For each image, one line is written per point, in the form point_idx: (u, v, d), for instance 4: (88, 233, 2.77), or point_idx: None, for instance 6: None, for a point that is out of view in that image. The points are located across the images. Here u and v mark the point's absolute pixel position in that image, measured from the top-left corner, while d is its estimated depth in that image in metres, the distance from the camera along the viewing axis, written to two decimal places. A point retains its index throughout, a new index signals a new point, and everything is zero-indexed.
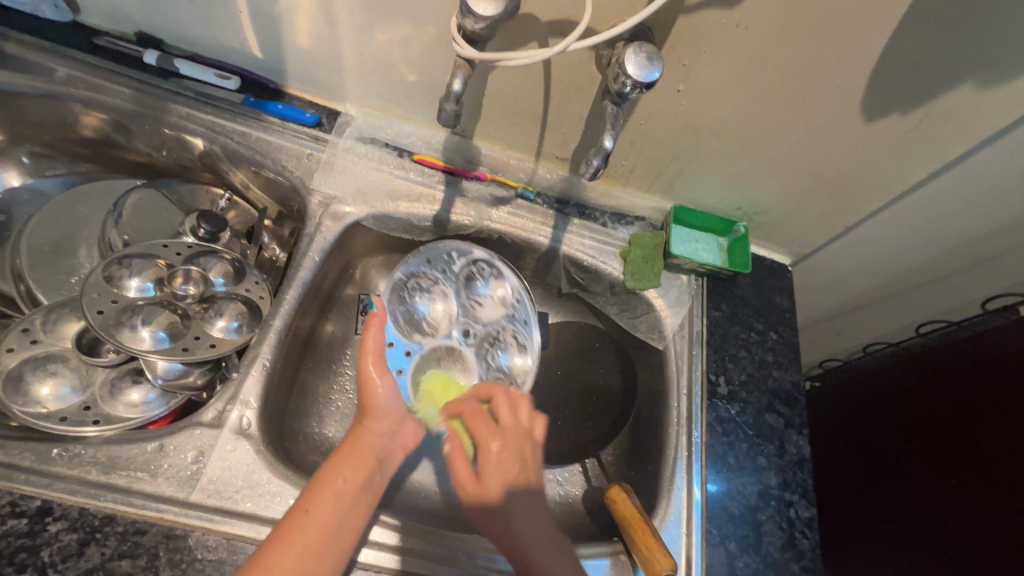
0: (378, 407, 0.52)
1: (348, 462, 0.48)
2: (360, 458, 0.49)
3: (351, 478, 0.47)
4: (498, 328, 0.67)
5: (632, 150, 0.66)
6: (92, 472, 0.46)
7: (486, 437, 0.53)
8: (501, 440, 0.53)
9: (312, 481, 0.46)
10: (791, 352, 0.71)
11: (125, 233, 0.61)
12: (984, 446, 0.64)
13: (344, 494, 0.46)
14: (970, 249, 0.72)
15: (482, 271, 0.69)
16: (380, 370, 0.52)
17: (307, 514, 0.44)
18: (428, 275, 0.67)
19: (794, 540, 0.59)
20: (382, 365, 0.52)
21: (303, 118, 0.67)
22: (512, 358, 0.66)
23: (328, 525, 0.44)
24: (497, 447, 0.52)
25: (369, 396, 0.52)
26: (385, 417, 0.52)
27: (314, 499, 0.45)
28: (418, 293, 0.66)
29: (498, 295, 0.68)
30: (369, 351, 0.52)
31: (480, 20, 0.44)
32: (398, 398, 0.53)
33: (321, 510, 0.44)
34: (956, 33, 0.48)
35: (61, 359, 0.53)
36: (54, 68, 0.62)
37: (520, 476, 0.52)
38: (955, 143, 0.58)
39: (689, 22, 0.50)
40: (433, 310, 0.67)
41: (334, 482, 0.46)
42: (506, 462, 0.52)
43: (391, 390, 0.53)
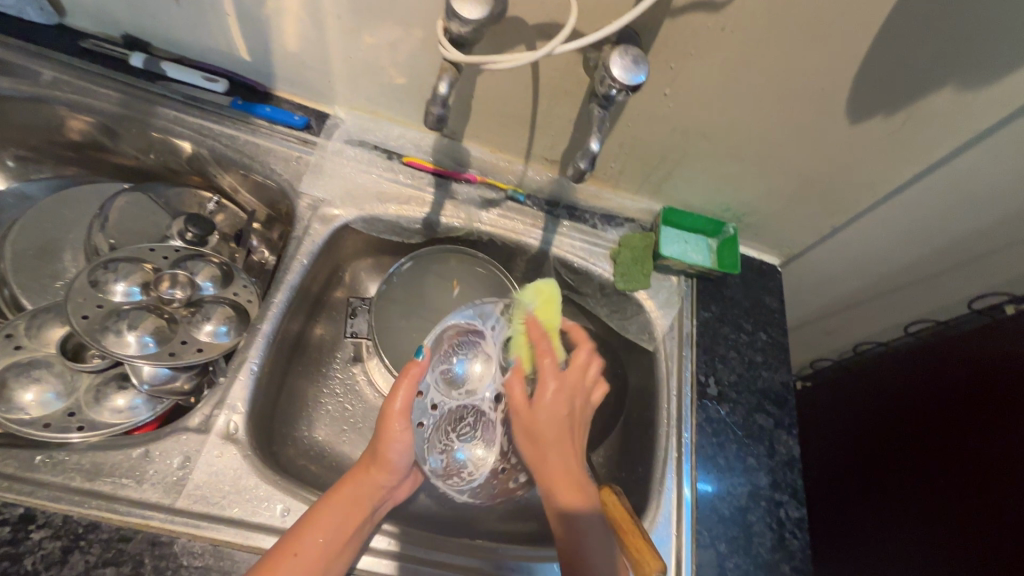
0: (389, 461, 0.52)
1: (343, 507, 0.48)
2: (359, 504, 0.49)
3: (347, 522, 0.48)
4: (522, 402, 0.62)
5: (621, 152, 0.66)
6: (77, 479, 0.46)
7: (547, 375, 0.56)
8: (558, 385, 0.56)
9: (303, 518, 0.47)
10: (781, 352, 0.71)
11: (111, 237, 0.61)
12: (972, 447, 0.64)
13: (338, 538, 0.47)
14: (956, 250, 0.73)
15: None
16: (403, 429, 0.52)
17: (293, 555, 0.44)
18: (475, 328, 0.62)
19: (784, 541, 0.60)
20: (405, 419, 0.53)
21: (291, 121, 0.67)
22: (473, 450, 0.60)
23: (312, 570, 0.44)
24: (553, 389, 0.56)
25: (385, 448, 0.51)
26: (393, 470, 0.53)
27: (303, 538, 0.45)
28: (460, 350, 0.62)
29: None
30: (398, 404, 0.52)
31: (467, 23, 0.44)
32: (410, 455, 0.53)
33: (312, 552, 0.45)
34: (937, 36, 0.48)
35: (45, 364, 0.52)
36: (40, 71, 0.62)
37: (565, 429, 0.55)
38: (939, 145, 0.58)
39: (675, 24, 0.50)
40: (471, 369, 0.62)
41: (327, 524, 0.46)
42: (559, 404, 0.55)
43: (406, 445, 0.53)
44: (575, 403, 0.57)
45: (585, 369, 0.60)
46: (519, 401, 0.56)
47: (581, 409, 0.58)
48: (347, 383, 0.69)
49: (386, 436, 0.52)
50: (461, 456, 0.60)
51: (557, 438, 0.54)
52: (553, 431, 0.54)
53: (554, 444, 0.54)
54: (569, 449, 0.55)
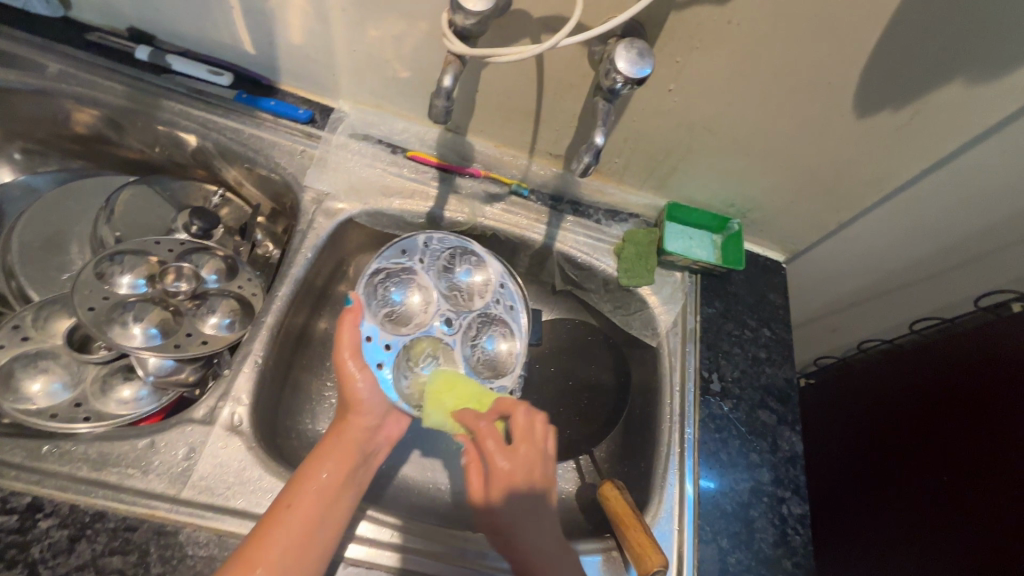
0: (361, 403, 0.53)
1: (330, 456, 0.49)
2: (344, 451, 0.50)
3: (334, 471, 0.48)
4: (478, 317, 0.65)
5: (625, 147, 0.66)
6: (83, 469, 0.46)
7: (494, 455, 0.51)
8: (513, 462, 0.51)
9: (294, 476, 0.48)
10: (785, 349, 0.71)
11: (117, 230, 0.61)
12: (977, 444, 0.64)
13: (328, 488, 0.47)
14: (964, 246, 0.73)
15: (463, 258, 0.67)
16: (358, 368, 0.53)
17: (286, 508, 0.45)
18: (405, 265, 0.64)
19: (786, 537, 0.60)
20: (358, 358, 0.53)
21: (295, 115, 0.67)
22: None
23: (307, 519, 0.45)
24: (506, 466, 0.51)
25: (351, 393, 0.53)
26: (369, 411, 0.53)
27: (295, 493, 0.46)
28: (397, 284, 0.63)
29: (479, 282, 0.67)
30: (346, 345, 0.53)
31: (472, 16, 0.44)
32: (380, 392, 0.54)
33: (304, 503, 0.45)
34: (946, 30, 0.48)
35: (52, 355, 0.53)
36: (46, 64, 0.62)
37: (529, 504, 0.51)
38: (946, 141, 0.58)
39: (681, 17, 0.50)
40: (412, 301, 0.64)
41: (314, 476, 0.47)
42: (512, 483, 0.51)
43: (371, 386, 0.54)
44: (535, 472, 0.52)
45: (532, 430, 0.54)
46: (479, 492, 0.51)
47: (541, 480, 0.52)
48: None
49: (346, 377, 0.53)
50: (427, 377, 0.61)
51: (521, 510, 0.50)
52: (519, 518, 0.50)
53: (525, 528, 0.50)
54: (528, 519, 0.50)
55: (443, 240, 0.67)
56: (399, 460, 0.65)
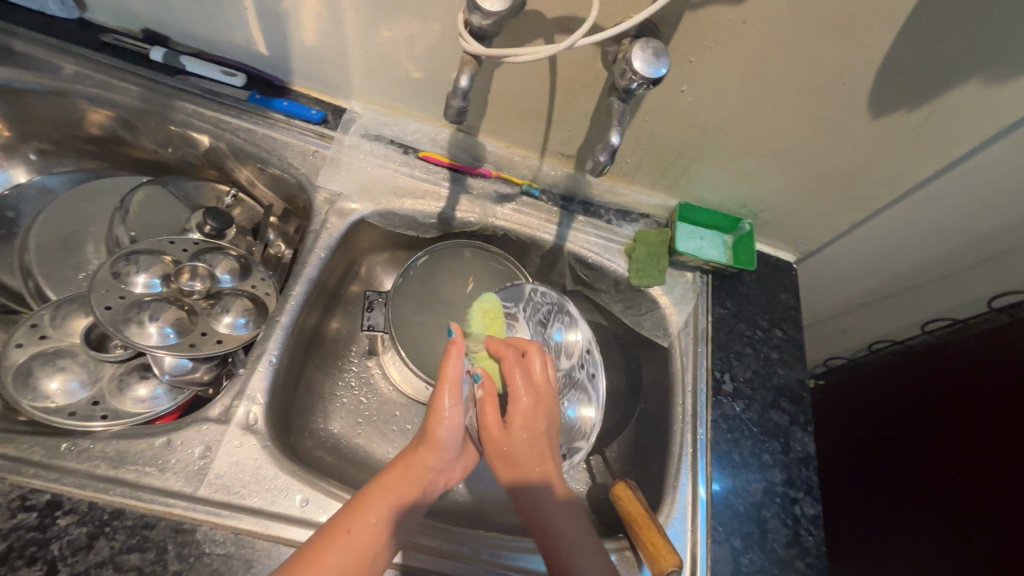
0: (439, 441, 0.50)
1: (395, 486, 0.48)
2: (409, 483, 0.48)
3: (397, 503, 0.47)
4: (563, 377, 0.64)
5: (637, 147, 0.66)
6: (101, 466, 0.47)
7: (519, 390, 0.54)
8: (530, 394, 0.55)
9: (355, 500, 0.46)
10: (797, 349, 0.70)
11: (132, 230, 0.61)
12: (989, 445, 0.64)
13: (388, 519, 0.46)
14: (977, 247, 0.72)
15: (561, 318, 0.66)
16: (453, 407, 0.50)
17: (347, 532, 0.44)
18: (508, 311, 0.65)
19: (799, 538, 0.59)
20: (456, 396, 0.51)
21: (308, 115, 0.67)
22: None
23: (363, 549, 0.43)
24: (528, 404, 0.54)
25: (433, 426, 0.50)
26: (444, 450, 0.51)
27: (356, 517, 0.45)
28: (494, 331, 0.64)
29: (571, 342, 0.65)
30: (448, 379, 0.50)
31: (488, 16, 0.44)
32: (459, 433, 0.52)
33: (363, 530, 0.44)
34: (963, 30, 0.48)
35: (69, 354, 0.53)
36: (62, 65, 0.62)
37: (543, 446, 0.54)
38: (961, 141, 0.57)
39: (696, 17, 0.50)
40: None
41: (377, 505, 0.46)
42: (533, 420, 0.54)
43: (457, 428, 0.51)
44: (549, 405, 0.56)
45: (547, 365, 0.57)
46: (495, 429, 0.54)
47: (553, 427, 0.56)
48: (362, 376, 0.69)
49: (436, 410, 0.50)
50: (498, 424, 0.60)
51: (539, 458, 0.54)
52: (531, 447, 0.54)
53: (531, 455, 0.53)
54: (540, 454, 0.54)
55: (546, 293, 0.67)
56: None
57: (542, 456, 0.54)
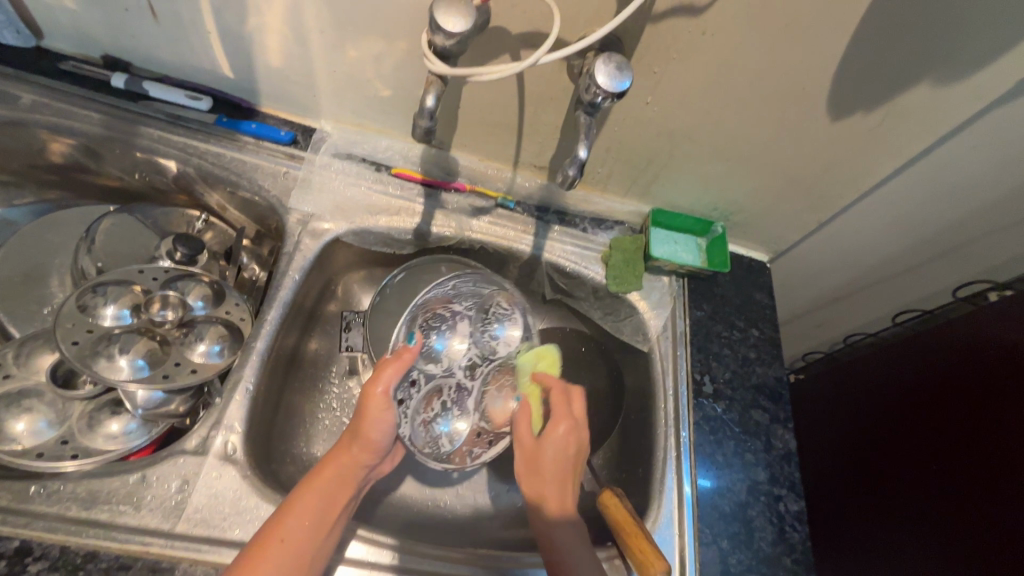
0: (371, 442, 0.51)
1: (326, 486, 0.48)
2: (342, 482, 0.49)
3: (329, 504, 0.47)
4: (501, 367, 0.65)
5: (608, 156, 0.67)
6: (73, 508, 0.45)
7: (557, 419, 0.59)
8: (567, 425, 0.59)
9: (286, 503, 0.47)
10: (773, 348, 0.72)
11: (99, 260, 0.60)
12: (959, 432, 0.66)
13: (322, 521, 0.46)
14: (940, 238, 0.75)
15: (500, 312, 0.66)
16: (386, 410, 0.51)
17: (281, 542, 0.44)
18: (453, 309, 0.64)
19: (785, 534, 0.60)
20: (389, 402, 0.51)
21: (277, 136, 0.67)
22: (455, 423, 0.63)
23: (302, 554, 0.44)
24: (563, 431, 0.58)
25: (365, 428, 0.50)
26: (375, 450, 0.52)
27: (287, 524, 0.45)
28: (437, 326, 0.63)
29: (515, 336, 0.66)
30: (385, 383, 0.51)
31: (451, 36, 0.44)
32: (391, 434, 0.52)
33: (298, 536, 0.45)
34: (909, 36, 0.50)
35: (36, 394, 0.51)
36: (20, 95, 0.61)
37: (568, 482, 0.57)
38: (918, 139, 0.60)
39: (657, 29, 0.51)
40: (449, 346, 0.64)
41: (308, 511, 0.46)
42: (565, 447, 0.58)
43: (389, 427, 0.52)
44: (580, 444, 0.59)
45: (575, 409, 0.61)
46: (528, 442, 0.59)
47: (581, 455, 0.60)
48: (344, 397, 0.68)
49: (368, 410, 0.50)
50: (444, 430, 0.62)
51: (557, 479, 0.57)
52: (556, 473, 0.57)
53: (556, 484, 0.57)
54: (568, 488, 0.57)
55: (483, 284, 0.66)
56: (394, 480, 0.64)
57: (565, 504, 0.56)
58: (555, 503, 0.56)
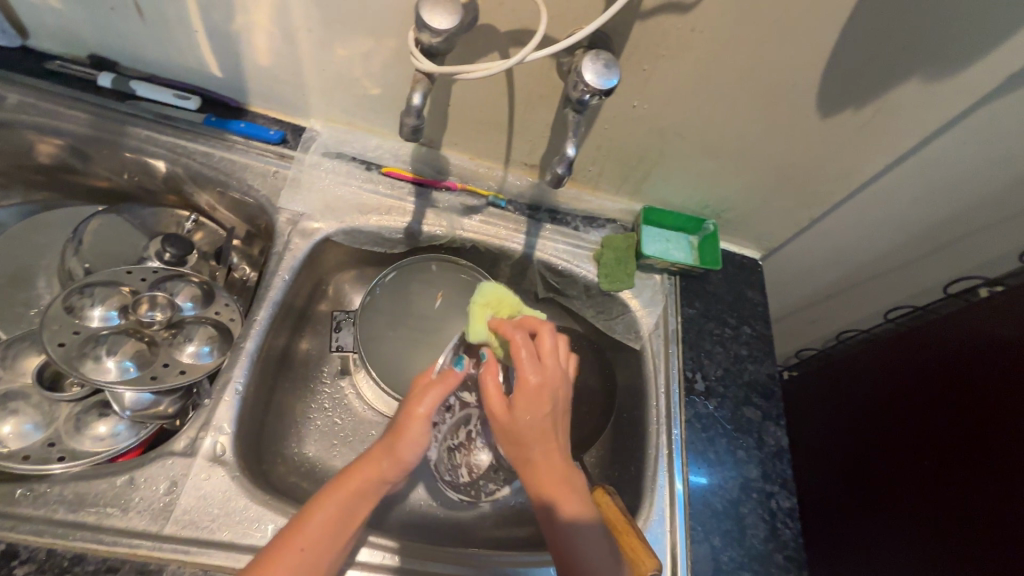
0: (403, 462, 0.49)
1: (348, 501, 0.47)
2: (366, 499, 0.48)
3: (351, 518, 0.47)
4: None
5: (598, 154, 0.67)
6: (59, 511, 0.45)
7: (525, 365, 0.51)
8: (540, 374, 0.52)
9: (305, 510, 0.47)
10: (765, 345, 0.72)
11: (86, 261, 0.60)
12: (950, 428, 0.66)
13: (340, 533, 0.46)
14: (930, 235, 0.75)
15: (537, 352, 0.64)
16: (423, 432, 0.50)
17: (299, 550, 0.44)
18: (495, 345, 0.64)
19: (776, 532, 0.60)
20: (427, 423, 0.50)
21: (266, 135, 0.66)
22: (478, 455, 0.64)
23: (317, 564, 0.44)
24: (536, 381, 0.51)
25: (399, 447, 0.49)
26: (404, 468, 0.50)
27: (306, 532, 0.45)
28: (482, 363, 0.64)
29: None
30: (426, 405, 0.50)
31: (437, 34, 0.44)
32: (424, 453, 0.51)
33: (315, 546, 0.45)
34: (896, 33, 0.50)
35: (22, 396, 0.51)
36: (6, 96, 0.61)
37: (550, 436, 0.51)
38: (907, 136, 0.60)
39: (645, 27, 0.51)
40: (491, 381, 0.65)
41: (330, 522, 0.46)
42: (540, 400, 0.51)
43: (423, 448, 0.50)
44: (558, 389, 0.52)
45: (556, 354, 0.54)
46: (498, 406, 0.52)
47: (564, 402, 0.53)
48: (335, 397, 0.68)
49: (406, 431, 0.49)
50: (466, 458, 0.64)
51: (540, 439, 0.51)
52: (537, 431, 0.51)
53: (539, 443, 0.51)
54: (555, 448, 0.51)
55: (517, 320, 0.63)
56: None
57: (554, 466, 0.51)
58: (546, 471, 0.51)
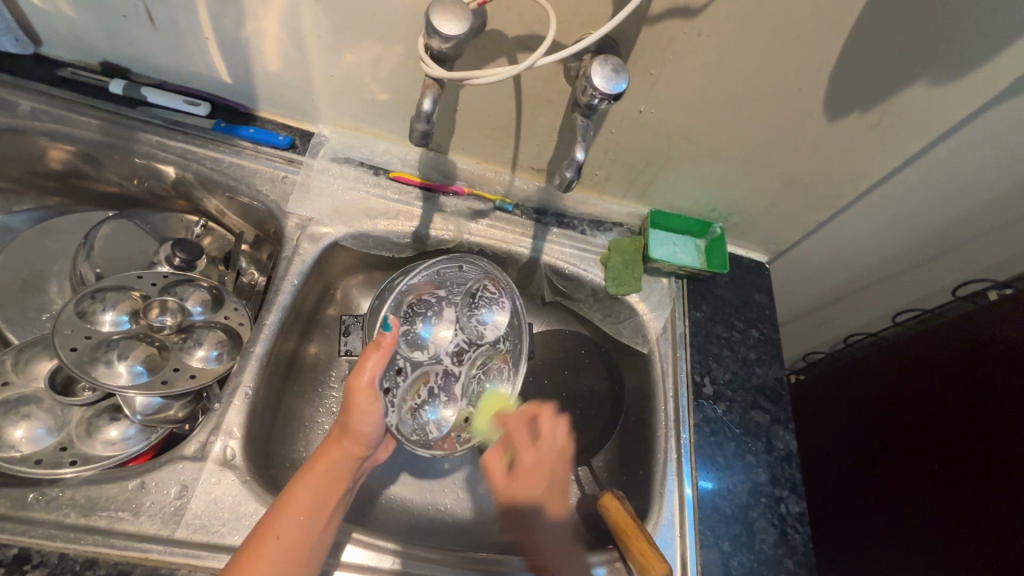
0: (360, 432, 0.50)
1: (316, 481, 0.47)
2: (335, 477, 0.49)
3: (323, 498, 0.47)
4: (485, 352, 0.66)
5: (605, 159, 0.67)
6: (71, 515, 0.45)
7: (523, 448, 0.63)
8: (535, 453, 0.63)
9: (278, 500, 0.46)
10: (773, 348, 0.72)
11: (97, 266, 0.60)
12: (960, 431, 0.65)
13: (316, 513, 0.46)
14: (939, 238, 0.75)
15: (486, 297, 0.66)
16: (372, 402, 0.50)
17: (277, 538, 0.43)
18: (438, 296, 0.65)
19: (787, 536, 0.60)
20: (373, 393, 0.50)
21: (275, 141, 0.67)
22: (443, 411, 0.63)
23: (298, 550, 0.44)
24: (530, 456, 0.63)
25: (353, 418, 0.50)
26: (364, 440, 0.51)
27: (282, 519, 0.44)
28: (421, 316, 0.64)
29: (502, 321, 0.66)
30: (366, 376, 0.50)
31: (447, 40, 0.44)
32: (381, 425, 0.52)
33: (294, 530, 0.44)
34: (904, 37, 0.50)
35: (34, 401, 0.51)
36: (19, 102, 0.61)
37: (550, 495, 0.62)
38: (915, 139, 0.60)
39: (653, 32, 0.51)
40: (436, 334, 0.65)
41: (304, 505, 0.46)
42: (538, 473, 0.62)
43: (378, 418, 0.51)
44: (553, 463, 0.63)
45: (554, 431, 0.65)
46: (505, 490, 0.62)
47: (562, 471, 0.64)
48: None
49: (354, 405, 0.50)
50: (432, 418, 0.62)
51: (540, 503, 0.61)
52: (539, 505, 0.61)
53: (540, 512, 0.61)
54: (552, 506, 0.61)
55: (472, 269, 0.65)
56: (394, 485, 0.64)
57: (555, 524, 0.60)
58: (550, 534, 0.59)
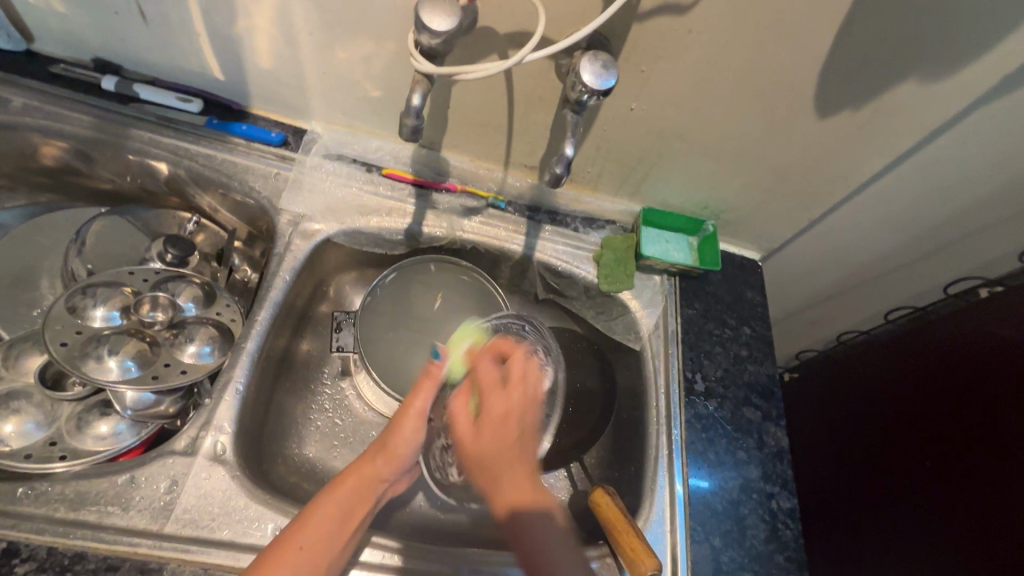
0: (397, 453, 0.53)
1: (346, 497, 0.49)
2: (363, 496, 0.50)
3: (349, 516, 0.48)
4: None
5: (598, 156, 0.67)
6: (60, 509, 0.45)
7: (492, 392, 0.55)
8: (507, 400, 0.55)
9: (302, 512, 0.47)
10: (765, 345, 0.72)
11: (89, 262, 0.60)
12: (951, 427, 0.66)
13: (339, 530, 0.47)
14: (930, 235, 0.75)
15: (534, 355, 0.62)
16: (417, 429, 0.54)
17: (297, 548, 0.44)
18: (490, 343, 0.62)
19: (777, 532, 0.60)
20: (421, 420, 0.54)
21: (268, 137, 0.67)
22: None
23: (316, 563, 0.44)
24: (500, 403, 0.54)
25: (395, 439, 0.53)
26: (397, 463, 0.53)
27: (306, 530, 0.45)
28: None
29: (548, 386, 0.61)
30: (418, 402, 0.53)
31: (436, 36, 0.44)
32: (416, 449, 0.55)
33: (316, 543, 0.45)
34: (893, 35, 0.50)
35: (24, 395, 0.51)
36: (11, 98, 0.61)
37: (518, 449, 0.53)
38: (904, 137, 0.60)
39: (643, 29, 0.51)
40: None
41: (330, 519, 0.47)
42: (505, 423, 0.54)
43: (416, 442, 0.54)
44: (527, 411, 0.55)
45: (527, 374, 0.57)
46: (467, 431, 0.54)
47: (533, 420, 0.56)
48: (336, 398, 0.68)
49: (399, 425, 0.53)
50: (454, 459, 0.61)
51: (512, 457, 0.52)
52: (505, 453, 0.52)
53: (508, 464, 0.52)
54: (520, 464, 0.53)
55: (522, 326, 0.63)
56: None
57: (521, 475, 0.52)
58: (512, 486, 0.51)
